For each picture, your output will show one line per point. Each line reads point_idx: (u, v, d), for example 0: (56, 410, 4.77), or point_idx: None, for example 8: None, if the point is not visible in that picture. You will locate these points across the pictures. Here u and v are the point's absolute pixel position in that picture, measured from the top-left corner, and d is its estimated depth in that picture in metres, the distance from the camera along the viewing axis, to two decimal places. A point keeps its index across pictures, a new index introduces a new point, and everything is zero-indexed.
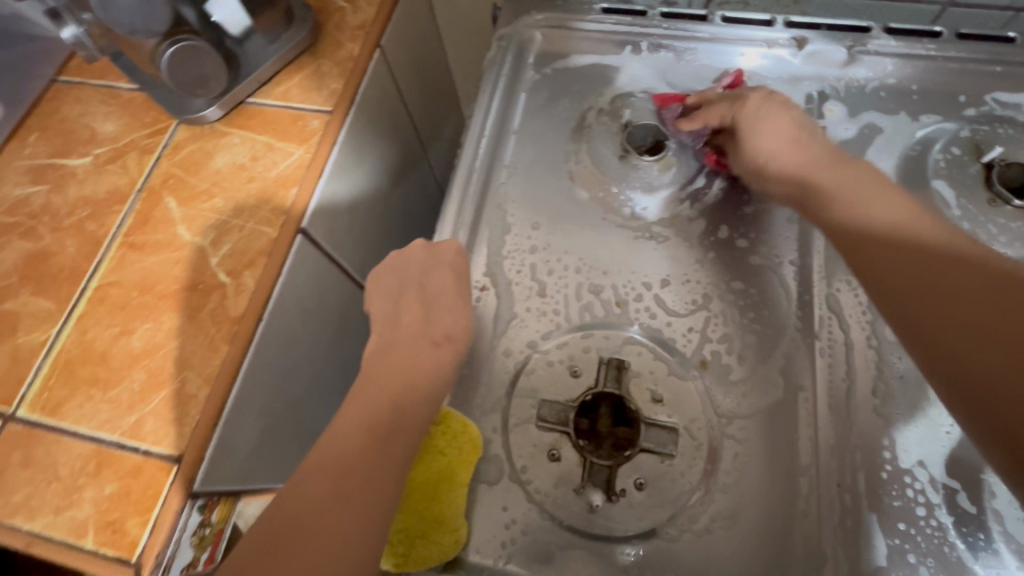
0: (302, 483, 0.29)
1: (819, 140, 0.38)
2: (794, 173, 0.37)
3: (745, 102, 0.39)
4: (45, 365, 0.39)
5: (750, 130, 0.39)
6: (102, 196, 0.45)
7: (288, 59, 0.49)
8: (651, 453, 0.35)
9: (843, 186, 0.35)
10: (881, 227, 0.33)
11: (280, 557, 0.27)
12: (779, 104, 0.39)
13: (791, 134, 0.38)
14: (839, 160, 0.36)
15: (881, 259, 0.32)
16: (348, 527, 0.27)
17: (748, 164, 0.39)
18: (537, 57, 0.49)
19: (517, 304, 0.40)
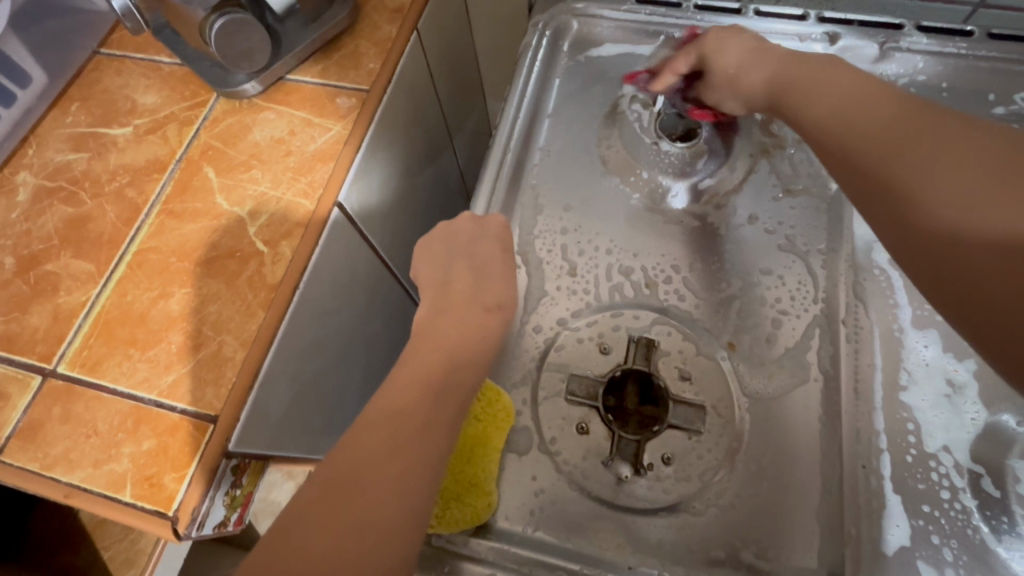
0: (359, 436, 0.32)
1: (778, 51, 0.39)
2: (767, 85, 0.38)
3: (704, 37, 0.42)
4: (85, 324, 0.40)
5: (716, 58, 0.41)
6: (142, 164, 0.46)
7: (327, 38, 0.50)
8: (678, 430, 0.35)
9: (819, 82, 0.36)
10: (858, 114, 0.33)
11: (339, 500, 0.30)
12: (735, 32, 0.41)
13: (750, 50, 0.40)
14: (803, 60, 0.38)
15: (856, 146, 0.32)
16: (402, 476, 0.31)
17: (722, 89, 0.41)
18: (571, 45, 0.50)
19: (548, 283, 0.41)
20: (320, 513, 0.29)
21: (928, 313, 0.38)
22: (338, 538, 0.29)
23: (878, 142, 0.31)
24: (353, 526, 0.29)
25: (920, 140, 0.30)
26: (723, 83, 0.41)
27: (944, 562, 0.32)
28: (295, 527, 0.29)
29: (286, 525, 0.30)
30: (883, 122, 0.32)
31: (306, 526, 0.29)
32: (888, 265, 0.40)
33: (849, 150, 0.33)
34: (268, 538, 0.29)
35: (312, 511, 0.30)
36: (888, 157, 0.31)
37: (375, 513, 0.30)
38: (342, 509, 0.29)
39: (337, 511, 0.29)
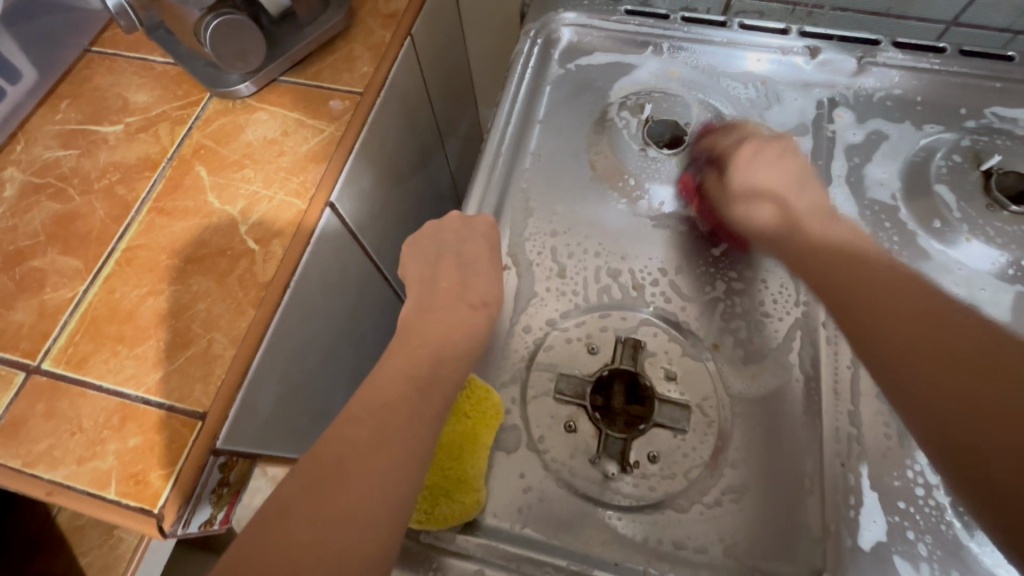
0: (345, 430, 0.32)
1: (806, 195, 0.40)
2: (773, 225, 0.39)
3: (739, 149, 0.42)
4: (71, 321, 0.40)
5: (740, 175, 0.41)
6: (133, 161, 0.46)
7: (321, 41, 0.50)
8: (664, 428, 0.36)
9: (805, 230, 0.38)
10: (850, 277, 0.35)
11: (324, 492, 0.30)
12: (783, 158, 0.41)
13: (776, 186, 0.40)
14: (823, 214, 0.39)
15: (849, 296, 0.34)
16: (388, 468, 0.31)
17: (732, 205, 0.41)
18: (562, 53, 0.51)
19: (538, 284, 0.42)
20: (306, 505, 0.30)
21: None
22: (323, 529, 0.29)
23: (863, 297, 0.33)
24: (338, 518, 0.29)
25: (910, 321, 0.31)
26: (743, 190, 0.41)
27: (919, 557, 0.33)
28: (279, 520, 0.29)
29: (270, 517, 0.30)
30: (871, 286, 0.34)
31: (291, 518, 0.29)
32: None
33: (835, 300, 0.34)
34: (251, 530, 0.29)
35: (296, 503, 0.30)
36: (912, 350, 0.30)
37: (361, 505, 0.30)
38: (326, 501, 0.30)
39: (322, 503, 0.30)
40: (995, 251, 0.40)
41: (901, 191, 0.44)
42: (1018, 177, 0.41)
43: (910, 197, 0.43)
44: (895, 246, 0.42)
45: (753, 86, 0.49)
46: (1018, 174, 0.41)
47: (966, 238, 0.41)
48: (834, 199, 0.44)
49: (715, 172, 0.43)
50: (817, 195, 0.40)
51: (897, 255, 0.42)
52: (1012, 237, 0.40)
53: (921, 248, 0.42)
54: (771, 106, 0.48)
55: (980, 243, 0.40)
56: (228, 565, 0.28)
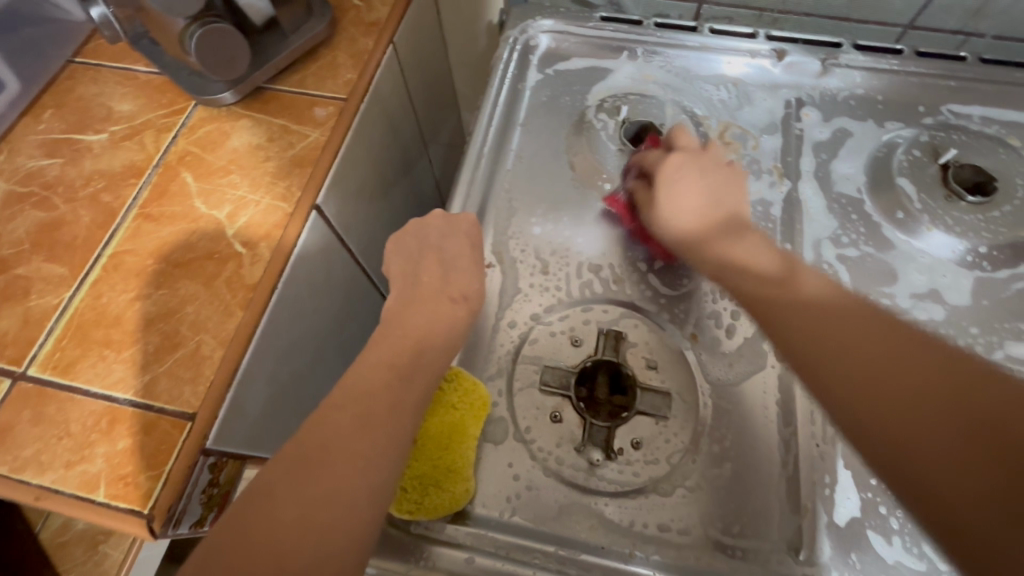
0: (329, 415, 0.33)
1: (726, 207, 0.41)
2: (698, 233, 0.40)
3: (666, 162, 0.42)
4: (58, 327, 0.40)
5: (667, 187, 0.41)
6: (118, 169, 0.46)
7: (306, 49, 0.51)
8: (646, 416, 0.37)
9: (741, 253, 0.38)
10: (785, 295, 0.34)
11: (309, 475, 0.31)
12: (712, 169, 0.42)
13: (695, 199, 0.41)
14: (732, 223, 0.40)
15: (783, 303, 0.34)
16: (372, 452, 0.32)
17: (660, 216, 0.41)
18: (541, 58, 0.53)
19: (521, 280, 0.43)
20: (289, 488, 0.30)
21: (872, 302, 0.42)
22: (308, 511, 0.30)
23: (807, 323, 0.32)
24: (323, 502, 0.30)
25: (848, 336, 0.31)
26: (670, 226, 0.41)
27: (891, 530, 0.35)
28: (263, 502, 0.30)
29: (253, 504, 0.30)
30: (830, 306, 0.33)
31: (275, 499, 0.30)
32: (836, 260, 0.43)
33: (782, 313, 0.33)
34: (233, 513, 0.30)
35: (283, 489, 0.30)
36: (864, 378, 0.29)
37: (344, 488, 0.31)
38: (310, 484, 0.31)
39: (306, 484, 0.31)
40: (956, 240, 0.42)
41: (866, 185, 0.46)
42: (974, 169, 0.44)
43: (874, 191, 0.45)
44: (861, 236, 0.44)
45: (724, 87, 0.51)
46: (974, 167, 0.44)
47: (927, 227, 0.43)
48: (803, 194, 0.46)
49: (643, 185, 0.44)
50: (740, 207, 0.41)
51: (864, 245, 0.44)
52: (969, 226, 0.42)
53: (886, 238, 0.44)
54: (742, 107, 0.50)
55: (941, 232, 0.42)
56: (211, 545, 0.29)
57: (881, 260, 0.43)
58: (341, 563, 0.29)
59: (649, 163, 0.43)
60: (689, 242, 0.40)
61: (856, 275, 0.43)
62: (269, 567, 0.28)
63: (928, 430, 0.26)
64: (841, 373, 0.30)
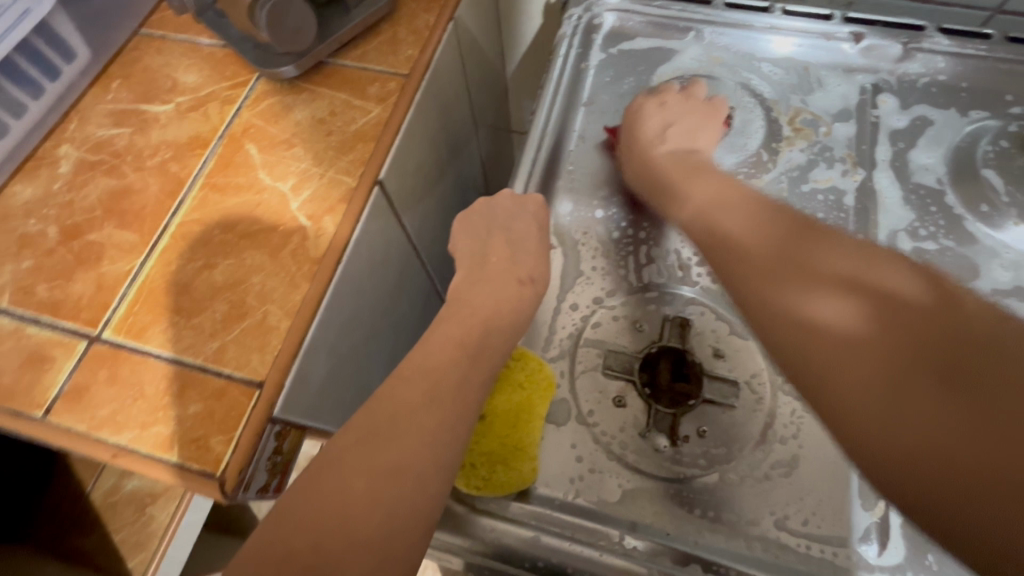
0: (399, 387, 0.33)
1: (693, 150, 0.44)
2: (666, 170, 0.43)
3: (643, 110, 0.46)
4: (129, 292, 0.41)
5: (637, 125, 0.45)
6: (184, 140, 0.47)
7: (367, 24, 0.51)
8: (713, 404, 0.37)
9: (712, 206, 0.39)
10: (754, 261, 0.34)
11: (379, 444, 0.31)
12: (681, 108, 0.46)
13: (659, 135, 0.45)
14: (694, 157, 0.43)
15: (754, 271, 0.34)
16: (442, 425, 0.32)
17: (634, 152, 0.45)
18: (604, 38, 0.52)
19: (583, 263, 0.42)
20: (361, 456, 0.31)
21: None
22: (379, 481, 0.30)
23: (778, 291, 0.32)
24: (392, 472, 0.30)
25: (813, 303, 0.30)
26: (640, 171, 0.44)
27: None
28: (335, 469, 0.30)
29: (324, 470, 0.31)
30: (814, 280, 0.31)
31: (348, 465, 0.30)
32: (912, 254, 0.41)
33: (754, 282, 0.33)
34: (307, 478, 0.31)
35: (355, 456, 0.31)
36: (826, 347, 0.29)
37: (413, 460, 0.31)
38: (381, 453, 0.31)
39: (375, 452, 0.31)
40: None
41: (947, 175, 0.44)
42: None
43: (957, 182, 0.43)
44: (940, 229, 0.42)
45: (793, 71, 0.49)
46: None
47: (1013, 222, 0.41)
48: (878, 184, 0.44)
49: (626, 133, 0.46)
50: (707, 146, 0.45)
51: (943, 239, 0.42)
52: None
53: (968, 232, 0.42)
54: (813, 91, 0.48)
55: None
56: (286, 507, 0.29)
57: (962, 255, 0.41)
58: (411, 533, 0.29)
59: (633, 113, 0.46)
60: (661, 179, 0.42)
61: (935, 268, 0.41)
62: (342, 535, 0.28)
63: (907, 412, 0.25)
64: (809, 344, 0.29)
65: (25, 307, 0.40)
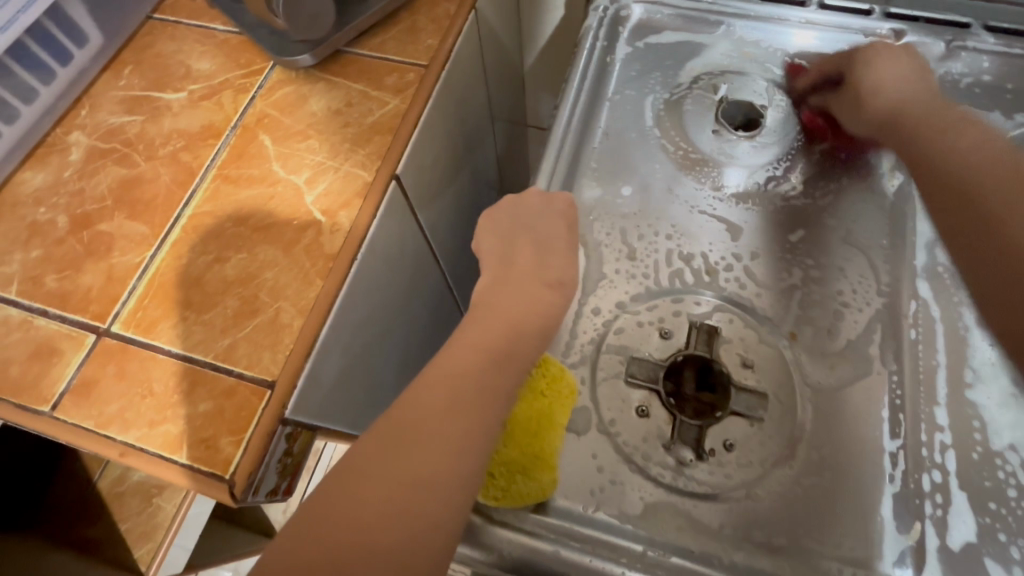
0: (417, 394, 0.32)
1: (925, 84, 0.41)
2: (895, 109, 0.41)
3: (862, 51, 0.43)
4: (139, 285, 0.39)
5: (870, 61, 0.42)
6: (196, 129, 0.46)
7: (386, 12, 0.49)
8: (740, 417, 0.35)
9: (903, 76, 0.42)
10: (935, 157, 0.38)
11: (399, 452, 0.30)
12: (907, 57, 0.43)
13: (902, 77, 0.42)
14: (923, 90, 0.41)
15: (936, 149, 0.38)
16: (463, 432, 0.31)
17: (856, 93, 0.42)
18: (631, 30, 0.50)
19: (606, 265, 0.41)
20: (379, 466, 0.30)
21: None
22: (400, 490, 0.29)
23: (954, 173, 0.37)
24: (414, 481, 0.29)
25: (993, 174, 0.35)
26: (855, 91, 0.42)
27: (1011, 560, 0.32)
28: (354, 478, 0.29)
29: (342, 477, 0.30)
30: (966, 137, 0.38)
31: (366, 475, 0.29)
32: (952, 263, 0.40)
33: (927, 146, 0.38)
34: (322, 488, 0.29)
35: (373, 464, 0.30)
36: (999, 187, 0.34)
37: (435, 468, 0.30)
38: (402, 462, 0.30)
39: (397, 460, 0.30)
40: None
41: None
42: None
43: None
44: None
45: None
46: None
47: None
48: None
49: (833, 89, 0.44)
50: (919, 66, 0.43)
51: None
52: None
53: None
54: None
55: None
56: (303, 516, 0.28)
57: None
58: (434, 546, 0.28)
59: (821, 64, 0.45)
60: (890, 116, 0.41)
61: None
62: (359, 547, 0.27)
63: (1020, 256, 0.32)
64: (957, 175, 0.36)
65: (34, 297, 0.40)
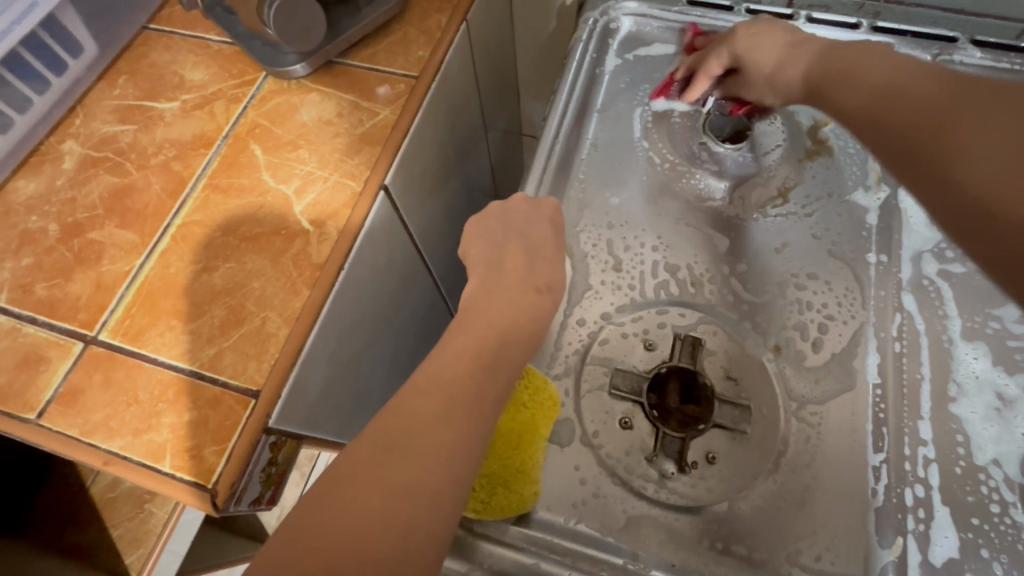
0: (411, 401, 0.32)
1: (812, 41, 0.40)
2: (805, 73, 0.39)
3: (733, 34, 0.42)
4: (128, 294, 0.40)
5: (747, 45, 0.41)
6: (188, 138, 0.46)
7: (378, 24, 0.50)
8: (724, 430, 0.35)
9: (787, 46, 0.40)
10: (875, 108, 0.33)
11: (390, 462, 0.30)
12: (771, 26, 0.42)
13: (784, 45, 0.40)
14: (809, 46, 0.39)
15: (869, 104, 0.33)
16: (452, 442, 0.31)
17: (754, 79, 0.42)
18: (620, 43, 0.50)
19: (592, 276, 0.41)
20: (372, 473, 0.30)
21: (979, 325, 0.38)
22: (391, 500, 0.29)
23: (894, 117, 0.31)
24: (404, 490, 0.29)
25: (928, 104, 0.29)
26: (761, 80, 0.41)
27: None
28: (344, 486, 0.29)
29: (331, 485, 0.29)
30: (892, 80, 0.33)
31: (356, 482, 0.29)
32: (937, 276, 0.40)
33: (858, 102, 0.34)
34: (312, 494, 0.29)
35: (364, 473, 0.30)
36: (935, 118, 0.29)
37: (426, 478, 0.30)
38: (393, 471, 0.30)
39: (388, 468, 0.30)
40: None
41: None
42: None
43: None
44: None
45: None
46: None
47: None
48: (903, 201, 0.42)
49: (731, 76, 0.44)
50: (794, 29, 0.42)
51: (971, 261, 0.40)
52: None
53: None
54: None
55: None
56: (292, 525, 0.28)
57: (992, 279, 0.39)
58: (421, 556, 0.28)
59: (702, 55, 0.45)
60: (809, 82, 0.38)
61: (962, 292, 0.39)
62: (349, 555, 0.27)
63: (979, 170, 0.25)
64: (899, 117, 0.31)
65: (23, 305, 0.40)
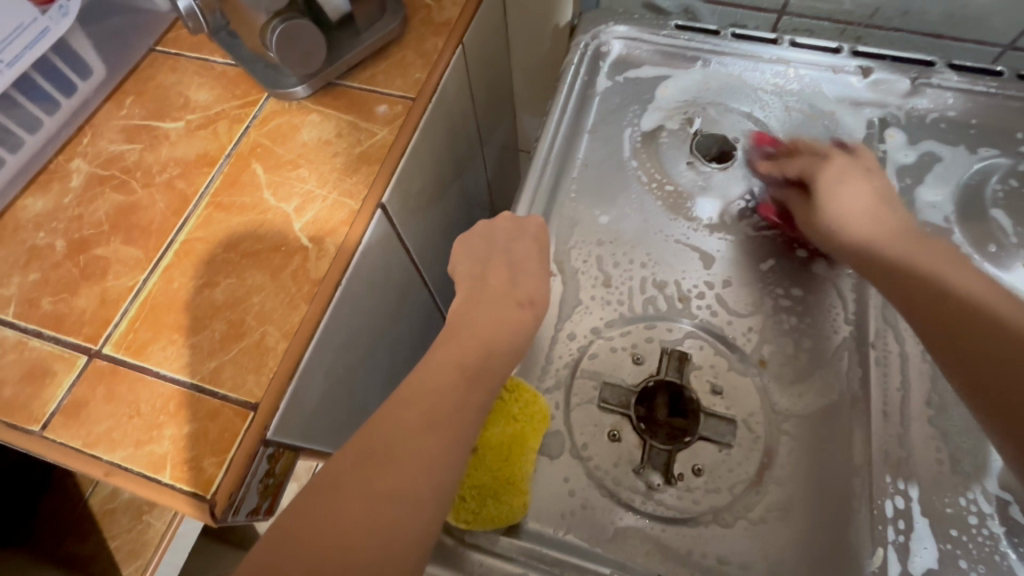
0: (397, 410, 0.33)
1: (899, 218, 0.39)
2: (864, 235, 0.39)
3: (826, 165, 0.42)
4: (132, 308, 0.41)
5: (829, 188, 0.41)
6: (192, 157, 0.47)
7: (376, 47, 0.51)
8: (708, 442, 0.36)
9: (869, 207, 0.40)
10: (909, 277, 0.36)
11: (375, 468, 0.31)
12: (862, 176, 0.41)
13: (870, 199, 0.40)
14: (889, 216, 0.39)
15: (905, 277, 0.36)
16: (437, 450, 0.32)
17: (818, 225, 0.41)
18: (611, 65, 0.52)
19: (582, 292, 0.42)
20: (358, 481, 0.31)
21: None
22: (376, 504, 0.30)
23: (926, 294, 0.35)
24: (388, 495, 0.30)
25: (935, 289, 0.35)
26: (821, 225, 0.41)
27: None
28: (331, 491, 0.31)
29: (319, 490, 0.31)
30: (928, 264, 0.36)
31: (342, 488, 0.30)
32: None
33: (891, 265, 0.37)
34: (302, 498, 0.31)
35: (351, 479, 0.31)
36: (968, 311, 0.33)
37: (411, 485, 0.31)
38: (378, 477, 0.31)
39: (372, 474, 0.31)
40: None
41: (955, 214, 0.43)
42: None
43: (965, 217, 0.43)
44: None
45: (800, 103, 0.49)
46: None
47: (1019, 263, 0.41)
48: None
49: (798, 194, 0.43)
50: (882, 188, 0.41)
51: None
52: None
53: None
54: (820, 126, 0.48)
55: None
56: (281, 527, 0.30)
57: None
58: (405, 560, 0.29)
59: (798, 151, 0.45)
60: (858, 254, 0.39)
61: None
62: (336, 556, 0.29)
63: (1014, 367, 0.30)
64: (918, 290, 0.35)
65: (29, 319, 0.41)
